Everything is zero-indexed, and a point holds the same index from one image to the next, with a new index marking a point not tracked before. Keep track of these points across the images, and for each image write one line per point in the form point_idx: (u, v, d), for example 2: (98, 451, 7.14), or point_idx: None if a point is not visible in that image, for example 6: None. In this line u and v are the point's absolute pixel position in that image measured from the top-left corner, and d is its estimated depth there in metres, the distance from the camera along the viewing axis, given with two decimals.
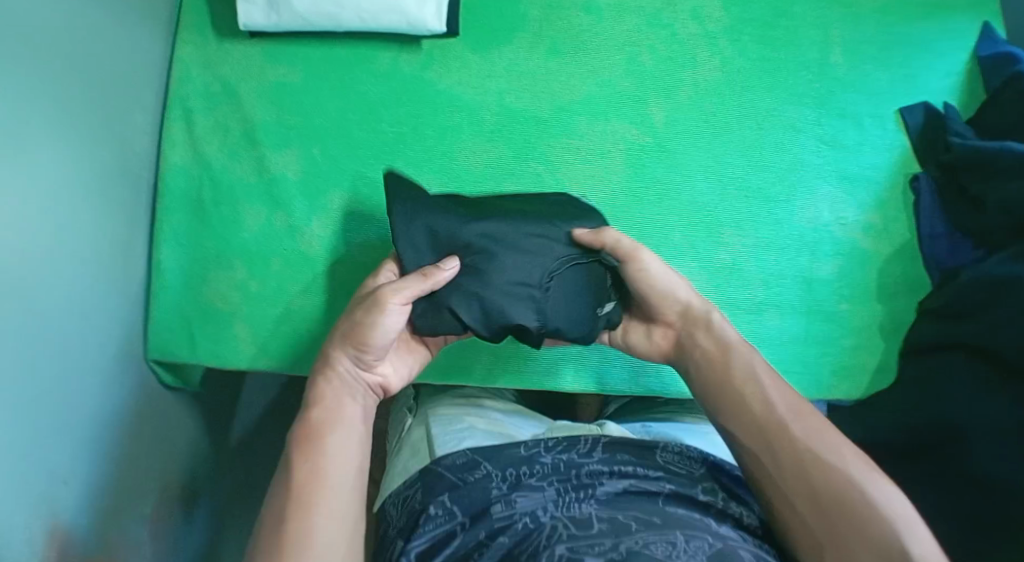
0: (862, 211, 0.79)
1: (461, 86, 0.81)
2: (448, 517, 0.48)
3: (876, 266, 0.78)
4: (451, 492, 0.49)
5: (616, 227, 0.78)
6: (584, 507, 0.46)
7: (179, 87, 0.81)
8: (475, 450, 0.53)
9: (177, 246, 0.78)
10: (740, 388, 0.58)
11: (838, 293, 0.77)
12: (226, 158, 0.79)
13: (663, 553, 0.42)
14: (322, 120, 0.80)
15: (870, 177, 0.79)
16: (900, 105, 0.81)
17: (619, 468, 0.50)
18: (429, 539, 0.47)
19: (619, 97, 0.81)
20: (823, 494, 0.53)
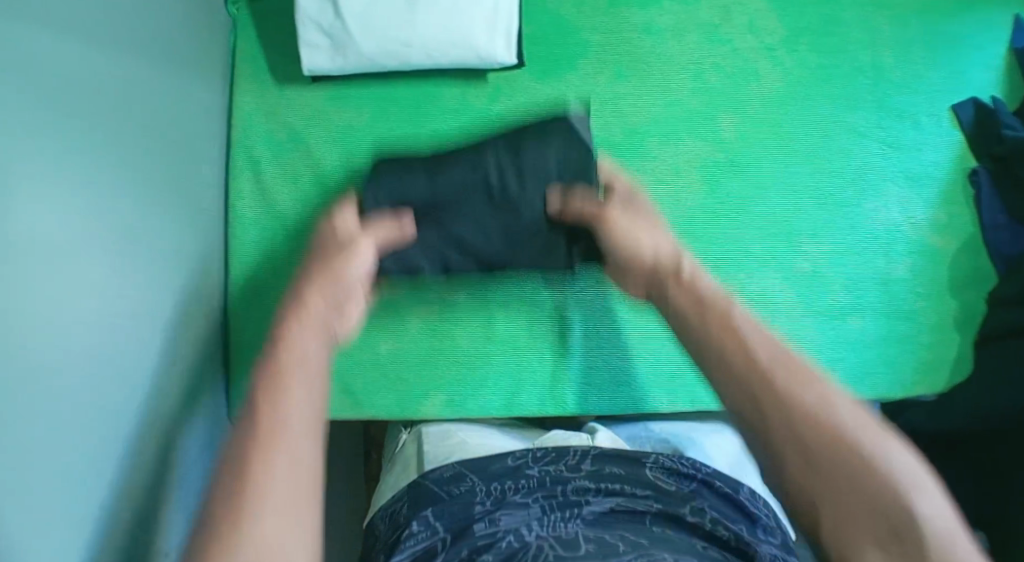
0: (930, 209, 0.75)
1: (526, 119, 0.75)
2: (429, 532, 0.45)
3: (947, 263, 0.74)
4: (435, 507, 0.47)
5: (694, 246, 0.74)
6: (569, 528, 0.42)
7: (242, 135, 0.76)
8: (463, 463, 0.50)
9: (254, 298, 0.74)
10: (719, 334, 0.45)
11: (914, 291, 0.74)
12: (298, 206, 0.75)
13: None
14: (396, 164, 0.74)
15: (934, 176, 0.75)
16: (952, 102, 0.77)
17: (607, 484, 0.46)
18: (408, 554, 0.44)
19: (686, 116, 0.76)
20: (810, 444, 0.38)
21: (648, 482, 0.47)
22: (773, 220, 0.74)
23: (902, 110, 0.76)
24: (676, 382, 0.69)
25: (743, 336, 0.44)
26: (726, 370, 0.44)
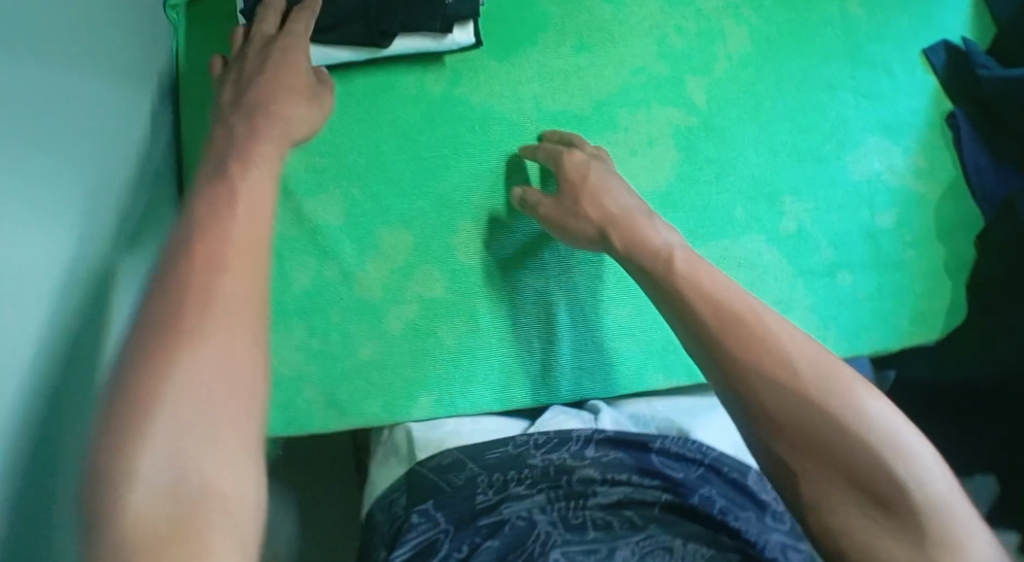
0: (908, 156, 0.74)
1: (492, 100, 0.69)
2: (432, 524, 0.44)
3: (930, 209, 0.73)
4: (436, 500, 0.45)
5: (679, 216, 0.71)
6: (578, 514, 0.43)
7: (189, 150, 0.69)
8: (460, 447, 0.49)
9: None
10: (721, 337, 0.49)
11: (902, 241, 0.73)
12: None
13: None
14: (354, 158, 0.67)
15: (911, 123, 0.75)
16: (922, 46, 0.76)
17: (613, 472, 0.46)
18: (412, 548, 0.43)
19: (655, 84, 0.72)
20: (814, 426, 0.46)
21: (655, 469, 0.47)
22: (757, 178, 0.72)
23: (873, 60, 0.75)
24: (670, 358, 0.67)
25: (754, 342, 0.48)
26: (734, 357, 0.49)
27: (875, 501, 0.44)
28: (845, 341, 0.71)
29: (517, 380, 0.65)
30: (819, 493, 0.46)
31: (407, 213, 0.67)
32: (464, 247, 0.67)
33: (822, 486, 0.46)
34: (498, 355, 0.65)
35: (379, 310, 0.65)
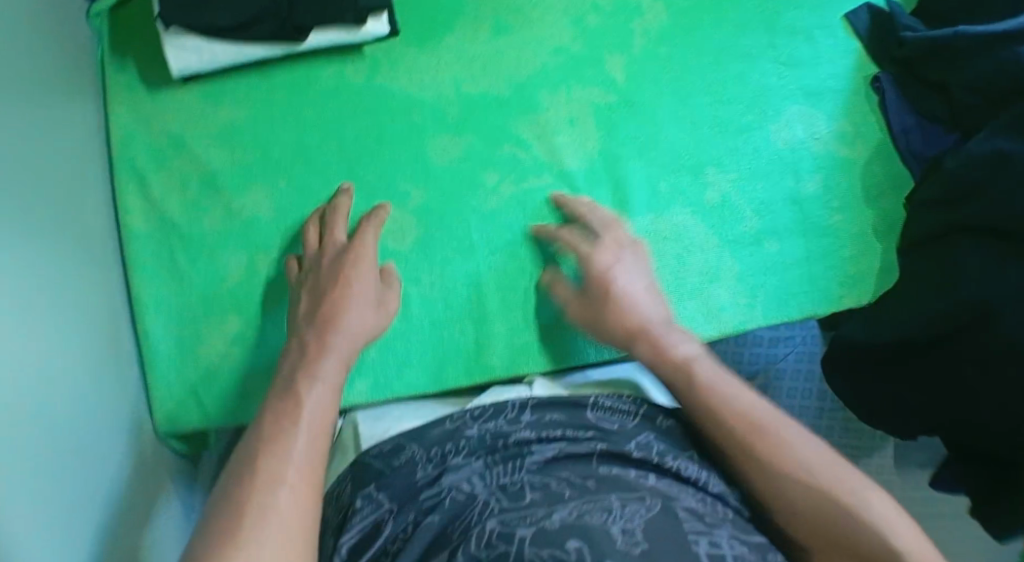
0: (834, 121, 0.77)
1: (413, 86, 0.75)
2: (375, 506, 0.44)
3: (858, 172, 0.76)
4: (378, 479, 0.45)
5: (600, 190, 0.74)
6: (515, 480, 0.43)
7: (123, 149, 0.72)
8: (400, 432, 0.48)
9: (164, 313, 0.71)
10: (719, 430, 0.58)
11: (828, 206, 0.75)
12: (189, 213, 0.72)
13: (599, 517, 0.38)
14: (279, 152, 0.73)
15: (832, 89, 0.78)
16: (845, 10, 0.80)
17: (547, 431, 0.45)
18: (359, 532, 0.43)
19: (574, 62, 0.77)
20: (804, 508, 0.54)
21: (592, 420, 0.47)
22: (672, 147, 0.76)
23: (791, 29, 0.79)
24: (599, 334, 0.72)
25: (754, 443, 0.57)
26: (750, 462, 0.56)
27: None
28: (775, 308, 0.73)
29: (451, 362, 0.70)
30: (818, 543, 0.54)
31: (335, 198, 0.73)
32: (392, 235, 0.71)
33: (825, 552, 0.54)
34: (436, 339, 0.70)
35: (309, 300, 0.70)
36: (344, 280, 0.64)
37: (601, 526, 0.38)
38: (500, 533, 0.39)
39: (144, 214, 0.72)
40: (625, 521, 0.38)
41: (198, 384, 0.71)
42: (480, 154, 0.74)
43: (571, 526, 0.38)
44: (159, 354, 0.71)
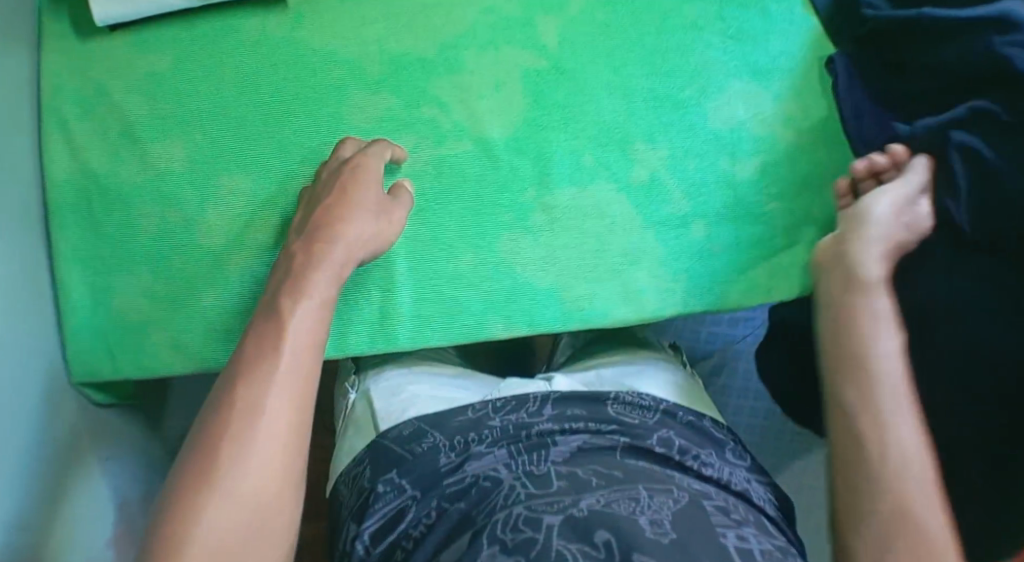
0: (778, 102, 0.79)
1: (337, 44, 0.78)
2: (398, 492, 0.52)
3: (797, 159, 0.78)
4: (399, 467, 0.54)
5: (524, 159, 0.77)
6: (540, 467, 0.49)
7: (51, 98, 0.78)
8: (420, 419, 0.57)
9: (79, 261, 0.78)
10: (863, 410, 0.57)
11: (764, 193, 0.77)
12: (109, 163, 0.78)
13: (626, 507, 0.44)
14: (196, 104, 0.78)
15: (780, 66, 0.79)
16: None
17: (571, 425, 0.53)
18: (381, 517, 0.52)
19: (506, 24, 0.79)
20: (874, 513, 0.54)
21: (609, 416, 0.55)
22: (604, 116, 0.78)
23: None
24: (510, 306, 0.75)
25: (870, 436, 0.56)
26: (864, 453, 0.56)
27: None
28: (694, 293, 0.76)
29: (355, 329, 0.75)
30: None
31: (245, 155, 0.77)
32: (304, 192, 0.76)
33: None
34: (375, 305, 0.75)
35: (217, 257, 0.76)
36: (342, 192, 0.67)
37: (627, 515, 0.43)
38: (527, 517, 0.44)
39: (65, 162, 0.78)
40: (649, 509, 0.44)
41: (110, 332, 0.78)
42: (399, 118, 0.77)
43: (598, 512, 0.43)
44: (76, 301, 0.78)
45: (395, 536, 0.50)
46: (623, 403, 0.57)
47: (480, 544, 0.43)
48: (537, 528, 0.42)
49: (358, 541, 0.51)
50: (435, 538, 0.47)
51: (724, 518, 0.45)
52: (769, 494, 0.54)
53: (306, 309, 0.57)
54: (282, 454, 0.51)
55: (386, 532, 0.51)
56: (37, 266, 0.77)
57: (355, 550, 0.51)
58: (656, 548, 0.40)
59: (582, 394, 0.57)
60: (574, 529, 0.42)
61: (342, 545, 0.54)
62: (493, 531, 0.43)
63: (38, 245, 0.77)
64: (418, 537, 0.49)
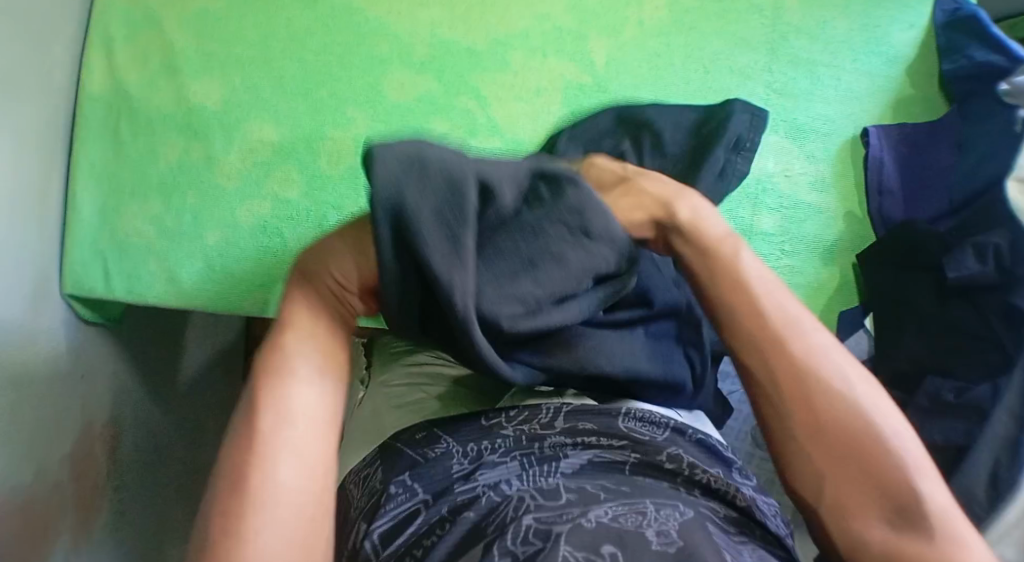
0: (811, 165, 0.94)
1: (388, 15, 0.94)
2: (411, 495, 0.61)
3: (824, 220, 0.93)
4: (412, 471, 0.63)
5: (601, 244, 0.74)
6: (550, 482, 0.57)
7: (101, 16, 0.94)
8: (433, 424, 0.68)
9: (92, 177, 0.93)
10: (746, 287, 0.63)
11: (779, 248, 0.91)
12: (143, 86, 0.93)
13: (632, 519, 0.52)
14: (240, 49, 0.94)
15: (817, 129, 0.94)
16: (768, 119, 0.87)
17: (582, 439, 0.63)
18: (391, 518, 0.60)
19: (559, 35, 0.94)
20: (824, 478, 0.59)
21: (622, 432, 0.64)
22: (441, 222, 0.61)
23: (736, 70, 0.94)
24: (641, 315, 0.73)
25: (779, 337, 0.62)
26: (775, 354, 0.62)
27: (889, 505, 0.57)
28: None
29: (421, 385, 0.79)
30: (814, 426, 0.60)
31: (278, 101, 0.93)
32: (328, 156, 0.92)
33: (854, 510, 0.58)
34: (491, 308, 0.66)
35: (231, 200, 0.92)
36: None
37: (634, 528, 0.51)
38: (538, 525, 0.51)
39: (103, 79, 0.93)
40: (655, 521, 0.52)
41: (111, 250, 0.92)
42: (439, 101, 0.92)
43: (605, 524, 0.51)
44: (83, 208, 0.92)
45: (403, 538, 0.58)
46: (635, 419, 0.65)
47: (492, 553, 0.50)
48: (545, 538, 0.50)
49: (368, 538, 0.59)
50: (449, 539, 0.55)
51: (724, 537, 0.54)
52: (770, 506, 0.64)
53: (302, 385, 0.59)
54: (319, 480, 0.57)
55: (395, 529, 0.59)
56: (55, 173, 0.91)
57: (363, 547, 0.59)
58: (654, 555, 0.49)
59: (592, 409, 0.66)
60: (582, 537, 0.50)
61: (351, 540, 0.62)
62: (508, 538, 0.51)
63: (60, 155, 0.91)
64: (429, 545, 0.56)
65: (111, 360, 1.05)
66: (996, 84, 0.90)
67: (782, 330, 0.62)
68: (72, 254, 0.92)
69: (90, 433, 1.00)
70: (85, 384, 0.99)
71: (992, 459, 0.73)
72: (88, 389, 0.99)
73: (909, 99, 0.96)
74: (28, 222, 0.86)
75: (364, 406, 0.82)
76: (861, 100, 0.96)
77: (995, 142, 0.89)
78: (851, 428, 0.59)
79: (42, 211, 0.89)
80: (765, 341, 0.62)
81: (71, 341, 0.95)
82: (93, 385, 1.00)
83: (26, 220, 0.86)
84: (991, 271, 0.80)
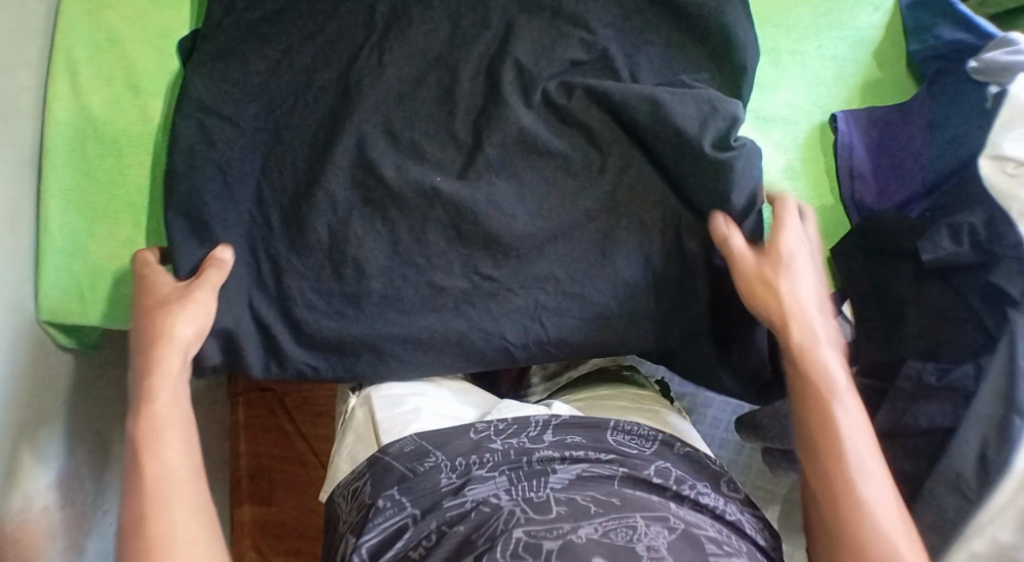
0: (786, 154, 0.95)
1: None
2: (398, 508, 0.61)
3: (803, 208, 0.93)
4: (401, 485, 0.63)
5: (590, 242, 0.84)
6: (539, 494, 0.57)
7: (62, 37, 0.92)
8: (422, 439, 0.67)
9: (62, 201, 0.91)
10: (819, 418, 0.71)
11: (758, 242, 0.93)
12: (108, 109, 0.92)
13: (623, 534, 0.52)
14: None
15: (792, 119, 0.96)
16: (800, 144, 0.95)
17: (571, 454, 0.63)
18: (380, 530, 0.60)
19: None
20: None
21: (611, 447, 0.65)
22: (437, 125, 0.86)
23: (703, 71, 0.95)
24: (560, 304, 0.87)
25: (832, 472, 0.68)
26: (834, 496, 0.67)
27: None
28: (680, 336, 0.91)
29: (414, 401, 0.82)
30: None
31: None
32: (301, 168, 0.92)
33: None
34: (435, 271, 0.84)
35: None
36: None
37: (625, 543, 0.51)
38: (527, 538, 0.52)
39: (68, 102, 0.91)
40: (646, 536, 0.53)
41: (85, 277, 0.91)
42: None
43: (596, 540, 0.51)
44: (54, 235, 0.90)
45: (391, 553, 0.57)
46: (624, 433, 0.67)
47: None
48: (536, 555, 0.50)
49: (357, 551, 0.59)
50: (441, 552, 0.55)
51: (714, 550, 0.54)
52: (760, 524, 0.64)
53: (168, 376, 0.73)
54: (192, 466, 0.69)
55: (385, 545, 0.59)
56: (25, 201, 0.89)
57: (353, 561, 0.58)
58: None
59: (582, 424, 0.67)
60: (572, 552, 0.50)
61: (340, 553, 0.62)
62: (500, 550, 0.51)
63: (29, 183, 0.89)
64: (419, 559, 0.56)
65: (91, 388, 1.03)
66: (964, 62, 0.91)
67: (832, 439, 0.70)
68: (45, 278, 0.90)
69: (77, 461, 0.99)
70: (68, 413, 0.97)
71: (981, 437, 0.73)
72: (72, 419, 0.98)
73: (879, 84, 0.98)
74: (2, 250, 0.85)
75: (356, 415, 0.83)
76: (829, 88, 0.97)
77: (964, 119, 0.89)
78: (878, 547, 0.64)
79: (15, 239, 0.87)
80: (828, 472, 0.69)
81: (49, 371, 0.93)
82: (76, 413, 0.99)
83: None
84: (967, 251, 0.79)
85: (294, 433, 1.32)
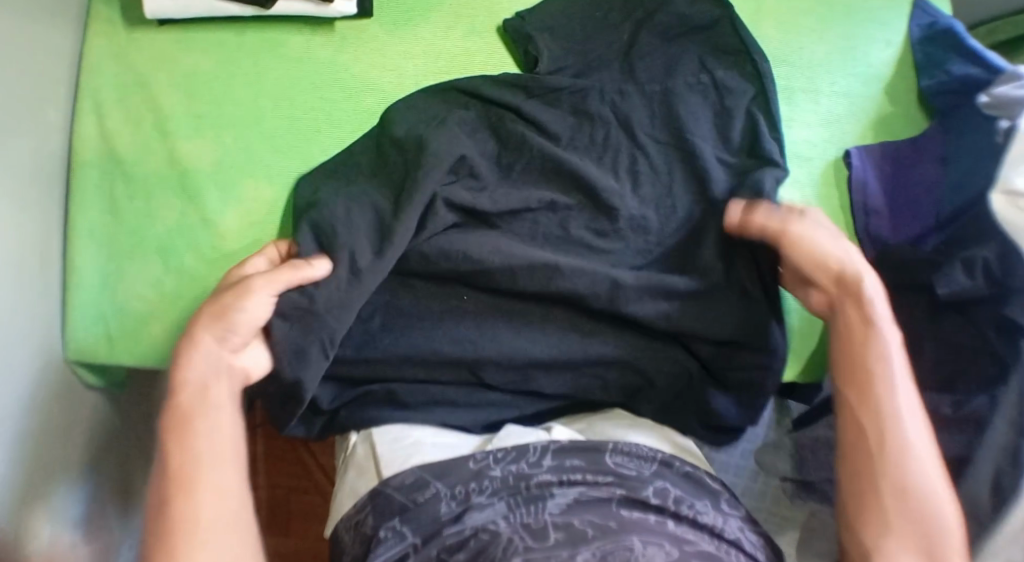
0: (802, 191, 0.95)
1: (373, 72, 0.99)
2: (399, 539, 0.61)
3: None
4: (402, 516, 0.63)
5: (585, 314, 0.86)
6: (537, 520, 0.59)
7: (89, 80, 0.96)
8: (422, 469, 0.66)
9: (89, 240, 0.93)
10: (864, 358, 0.73)
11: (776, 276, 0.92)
12: (134, 149, 0.95)
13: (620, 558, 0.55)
14: (231, 109, 0.97)
15: (806, 154, 0.96)
16: (815, 176, 0.95)
17: (568, 476, 0.64)
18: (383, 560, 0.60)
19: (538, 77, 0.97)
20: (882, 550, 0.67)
21: (609, 468, 0.65)
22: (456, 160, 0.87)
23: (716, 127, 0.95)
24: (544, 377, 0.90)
25: (869, 405, 0.72)
26: (867, 426, 0.71)
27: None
28: None
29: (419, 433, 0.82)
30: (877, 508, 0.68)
31: (267, 164, 0.95)
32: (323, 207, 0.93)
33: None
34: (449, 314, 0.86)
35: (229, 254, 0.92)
36: None
37: None
38: None
39: (93, 142, 0.95)
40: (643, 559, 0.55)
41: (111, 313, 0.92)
42: None
43: None
44: (82, 273, 0.92)
45: None
46: (622, 454, 0.67)
47: None
48: None
49: None
50: None
51: None
52: (761, 538, 0.65)
53: (212, 413, 0.70)
54: (241, 503, 0.67)
55: None
56: (52, 238, 0.92)
57: None
58: None
59: (581, 446, 0.67)
60: None
61: None
62: None
63: (56, 221, 0.92)
64: None
65: (115, 421, 1.04)
66: (975, 95, 0.91)
67: (885, 376, 0.72)
68: (73, 313, 0.91)
69: (101, 493, 1.00)
70: (93, 445, 0.98)
71: (995, 464, 0.72)
72: (96, 451, 0.99)
73: (892, 118, 0.98)
74: (30, 286, 0.87)
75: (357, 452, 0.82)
76: (842, 122, 0.98)
77: (974, 151, 0.89)
78: (904, 474, 0.68)
79: (41, 274, 0.89)
80: (863, 405, 0.72)
81: (75, 404, 0.94)
82: (100, 445, 1.00)
83: (27, 283, 0.87)
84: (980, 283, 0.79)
85: (312, 467, 1.34)
